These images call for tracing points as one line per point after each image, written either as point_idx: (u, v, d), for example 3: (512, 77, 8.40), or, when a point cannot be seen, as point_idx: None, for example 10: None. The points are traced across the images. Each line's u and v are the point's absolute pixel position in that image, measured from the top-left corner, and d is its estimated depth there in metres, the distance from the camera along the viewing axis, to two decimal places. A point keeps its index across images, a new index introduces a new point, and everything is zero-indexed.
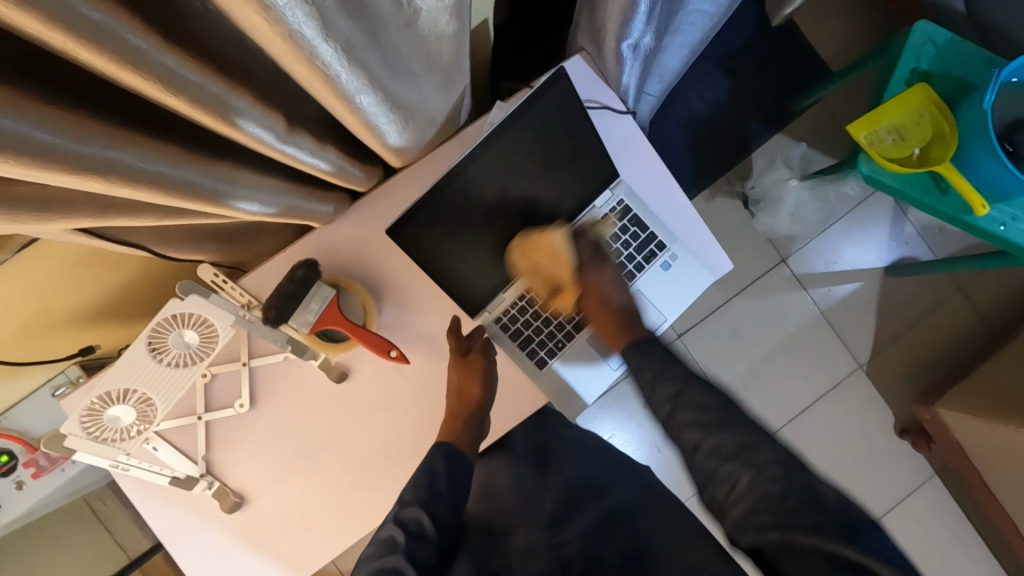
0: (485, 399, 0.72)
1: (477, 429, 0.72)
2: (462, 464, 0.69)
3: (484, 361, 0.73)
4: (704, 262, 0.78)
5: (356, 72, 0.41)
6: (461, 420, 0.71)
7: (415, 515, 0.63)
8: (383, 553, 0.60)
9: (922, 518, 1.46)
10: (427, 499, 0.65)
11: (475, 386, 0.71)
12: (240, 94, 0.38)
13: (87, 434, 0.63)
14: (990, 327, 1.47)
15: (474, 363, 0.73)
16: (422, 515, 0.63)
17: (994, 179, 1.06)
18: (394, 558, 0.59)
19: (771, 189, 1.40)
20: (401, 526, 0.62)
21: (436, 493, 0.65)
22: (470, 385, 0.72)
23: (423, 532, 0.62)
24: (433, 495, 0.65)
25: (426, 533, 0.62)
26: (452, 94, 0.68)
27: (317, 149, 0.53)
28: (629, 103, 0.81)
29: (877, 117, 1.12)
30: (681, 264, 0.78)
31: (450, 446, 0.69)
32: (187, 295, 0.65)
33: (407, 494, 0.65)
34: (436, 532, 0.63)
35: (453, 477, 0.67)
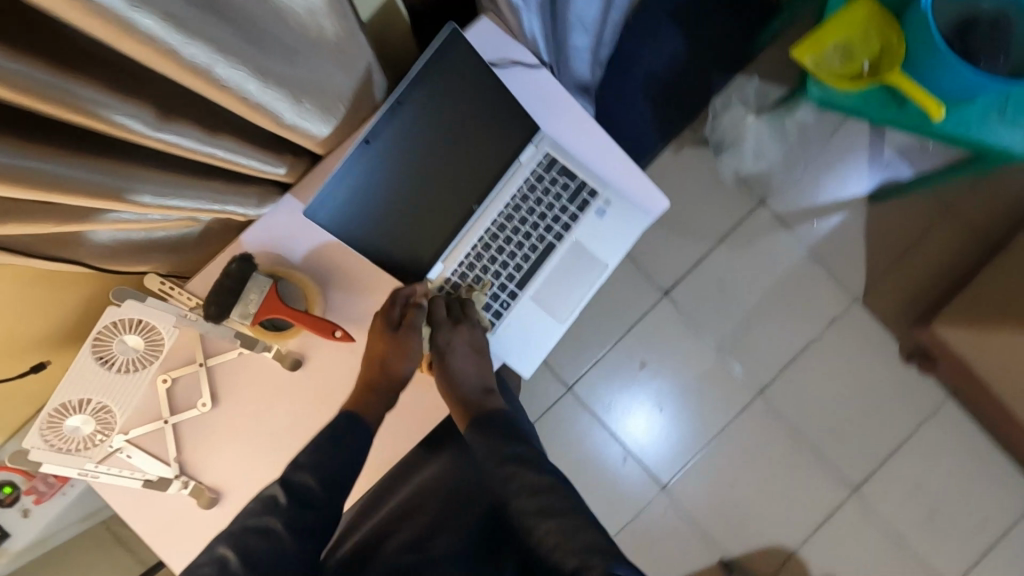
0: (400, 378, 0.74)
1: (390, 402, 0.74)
2: (365, 433, 0.70)
3: (416, 337, 0.74)
4: (639, 204, 0.77)
5: (200, 43, 0.42)
6: (374, 391, 0.73)
7: (304, 480, 0.67)
8: (262, 510, 0.66)
9: (939, 444, 1.43)
10: (321, 466, 0.68)
11: (399, 360, 0.74)
12: (82, 81, 0.39)
13: (49, 446, 0.65)
14: (987, 241, 1.43)
15: (404, 337, 0.74)
16: (309, 480, 0.68)
17: (948, 81, 1.02)
18: (269, 518, 0.65)
19: (729, 131, 1.42)
20: (286, 489, 0.67)
21: (331, 464, 0.69)
22: (396, 361, 0.74)
23: (310, 497, 0.67)
24: (327, 466, 0.68)
25: (312, 498, 0.67)
26: (355, 70, 0.69)
27: (206, 136, 0.54)
28: (545, 56, 0.81)
29: (822, 38, 1.10)
30: (616, 210, 0.78)
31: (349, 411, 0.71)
32: (124, 301, 0.68)
33: (303, 458, 0.69)
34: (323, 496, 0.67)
35: (349, 448, 0.69)
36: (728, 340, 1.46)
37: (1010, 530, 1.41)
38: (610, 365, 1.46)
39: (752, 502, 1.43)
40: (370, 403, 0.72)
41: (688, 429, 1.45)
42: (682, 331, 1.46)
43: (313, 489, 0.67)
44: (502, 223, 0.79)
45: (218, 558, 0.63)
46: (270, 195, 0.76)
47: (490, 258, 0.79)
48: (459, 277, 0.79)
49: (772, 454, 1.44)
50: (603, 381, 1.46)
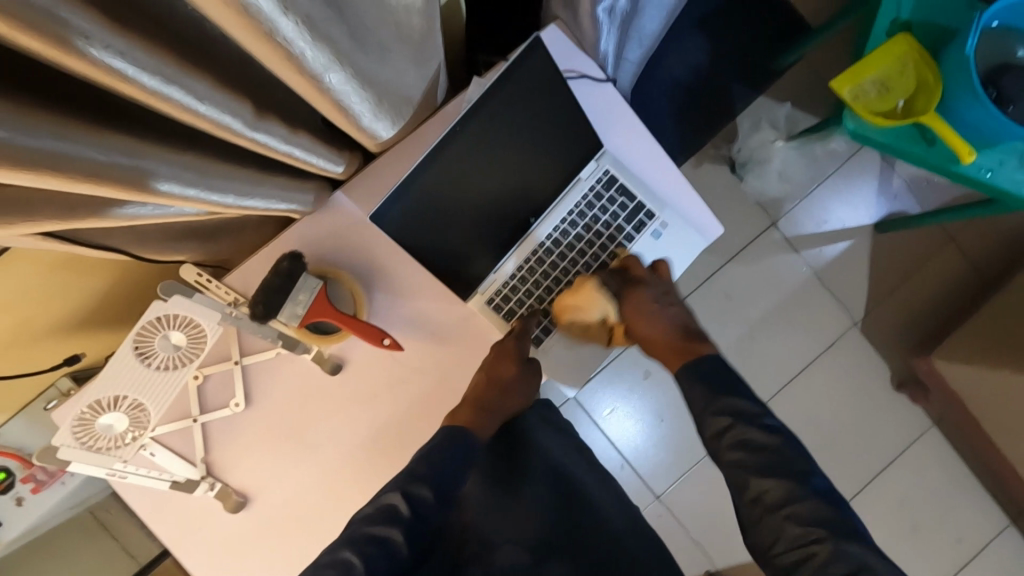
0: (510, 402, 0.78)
1: (487, 417, 0.76)
2: (472, 445, 0.73)
3: (523, 344, 0.75)
4: (703, 226, 0.77)
5: (323, 48, 0.40)
6: (487, 411, 0.75)
7: (422, 493, 0.68)
8: (382, 519, 0.66)
9: (921, 469, 1.47)
10: (434, 479, 0.69)
11: (508, 366, 0.74)
12: (200, 79, 0.36)
13: (79, 444, 0.62)
14: (984, 276, 1.47)
15: (509, 346, 0.74)
16: (426, 492, 0.69)
17: (981, 123, 1.04)
18: (390, 529, 0.66)
19: (757, 150, 1.43)
20: (405, 498, 0.68)
21: (444, 477, 0.70)
22: (501, 367, 0.74)
23: (425, 510, 0.69)
24: (440, 479, 0.69)
25: (423, 512, 0.68)
26: (427, 70, 0.66)
27: (289, 134, 0.51)
28: (609, 69, 0.79)
29: (862, 70, 1.10)
30: (678, 230, 0.77)
31: (470, 433, 0.72)
32: (171, 296, 0.65)
33: (421, 469, 0.69)
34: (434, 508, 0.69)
35: (456, 457, 0.71)
36: (732, 357, 1.47)
37: (981, 554, 1.46)
38: (615, 373, 1.46)
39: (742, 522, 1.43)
40: (480, 424, 0.75)
41: (685, 442, 1.45)
42: (688, 344, 1.47)
43: (427, 498, 0.69)
44: (556, 238, 0.76)
45: (343, 560, 0.63)
46: (322, 191, 0.72)
47: (541, 274, 0.77)
48: (509, 290, 0.76)
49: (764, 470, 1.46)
50: (605, 389, 1.45)
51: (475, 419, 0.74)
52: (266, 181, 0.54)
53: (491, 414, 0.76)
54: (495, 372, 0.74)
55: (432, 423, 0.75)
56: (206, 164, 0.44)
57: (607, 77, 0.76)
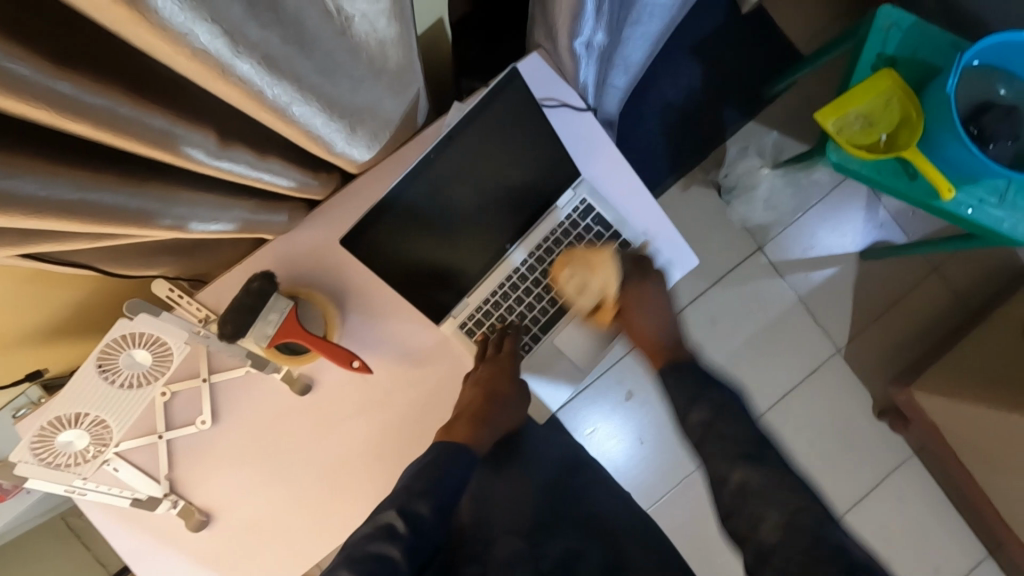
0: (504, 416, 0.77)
1: (481, 432, 0.75)
2: (469, 458, 0.72)
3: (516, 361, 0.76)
4: (665, 285, 0.81)
5: (285, 84, 0.40)
6: (481, 423, 0.75)
7: (419, 509, 0.66)
8: (379, 537, 0.63)
9: (900, 498, 1.47)
10: (435, 495, 0.67)
11: (505, 381, 0.75)
12: (157, 113, 0.36)
13: (38, 460, 0.61)
14: (966, 307, 1.48)
15: (504, 361, 0.76)
16: (424, 508, 0.66)
17: (960, 162, 1.04)
18: (388, 547, 0.62)
19: (744, 176, 1.41)
20: (403, 517, 0.65)
21: (443, 493, 0.68)
22: (499, 382, 0.75)
23: (423, 527, 0.66)
24: (440, 495, 0.68)
25: (423, 528, 0.66)
26: (406, 96, 0.66)
27: (258, 161, 0.51)
28: (591, 99, 0.80)
29: (845, 103, 1.11)
30: (649, 283, 0.78)
31: (467, 447, 0.72)
32: (136, 315, 0.63)
33: (417, 486, 0.67)
34: (433, 524, 0.67)
35: (455, 475, 0.70)
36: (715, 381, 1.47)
37: None
38: (598, 393, 1.46)
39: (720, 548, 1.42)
40: (476, 438, 0.74)
41: (665, 464, 1.44)
42: (671, 366, 1.47)
43: (425, 514, 0.66)
44: (531, 265, 0.76)
45: None
46: (298, 212, 0.73)
47: (516, 300, 0.77)
48: (483, 314, 0.76)
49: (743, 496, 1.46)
50: (587, 409, 1.45)
51: (471, 433, 0.73)
52: (233, 205, 0.54)
53: (485, 427, 0.75)
54: (489, 383, 0.74)
55: (399, 447, 0.75)
56: (166, 191, 0.44)
57: (587, 106, 0.76)
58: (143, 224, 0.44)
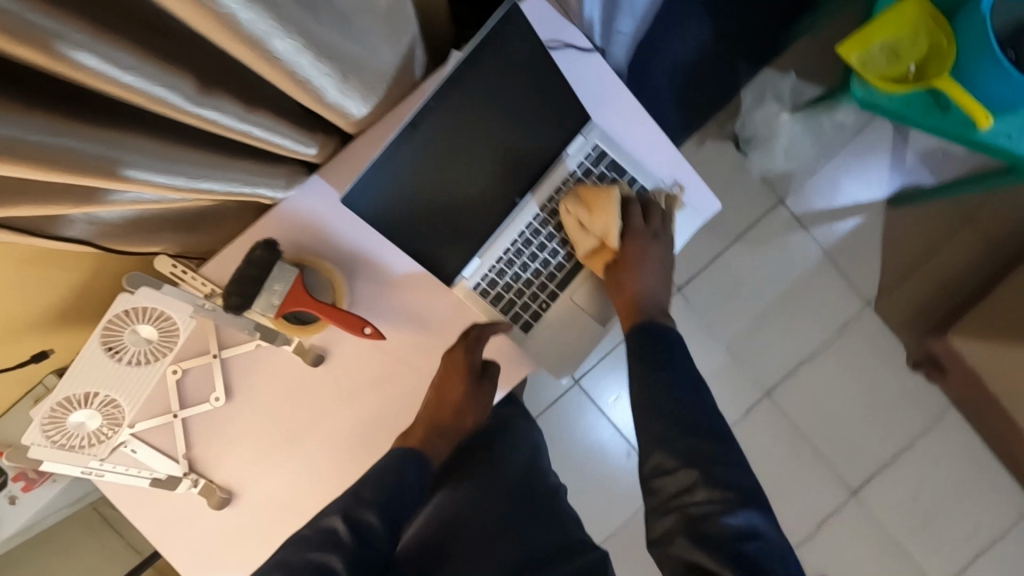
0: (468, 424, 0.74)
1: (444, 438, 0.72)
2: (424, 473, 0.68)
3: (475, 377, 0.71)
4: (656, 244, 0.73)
5: (259, 9, 0.36)
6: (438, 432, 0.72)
7: (367, 518, 0.63)
8: (319, 544, 0.61)
9: (940, 451, 1.42)
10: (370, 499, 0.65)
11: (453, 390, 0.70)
12: (122, 45, 0.33)
13: (50, 443, 0.60)
14: (1004, 251, 1.41)
15: (456, 374, 0.70)
16: (373, 518, 0.63)
17: (999, 89, 0.97)
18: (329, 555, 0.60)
19: (762, 126, 1.34)
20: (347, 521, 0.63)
21: (397, 503, 0.65)
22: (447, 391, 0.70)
23: (369, 536, 0.63)
24: (392, 504, 0.65)
25: (371, 537, 0.63)
26: (400, 45, 0.63)
27: (245, 112, 0.48)
28: (598, 40, 0.75)
29: (870, 35, 1.05)
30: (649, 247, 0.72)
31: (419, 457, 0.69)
32: (138, 288, 0.62)
33: (366, 493, 0.64)
34: (382, 534, 0.64)
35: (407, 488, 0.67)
36: (741, 341, 1.43)
37: (1004, 536, 1.41)
38: None
39: (750, 507, 1.41)
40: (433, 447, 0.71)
41: (692, 429, 1.42)
42: (694, 328, 1.43)
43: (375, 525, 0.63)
44: (544, 220, 0.73)
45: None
46: (297, 176, 0.70)
47: (529, 257, 0.73)
48: (496, 275, 0.73)
49: (777, 456, 1.42)
50: None
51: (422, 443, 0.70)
52: (224, 163, 0.51)
53: (439, 439, 0.72)
54: (445, 394, 0.71)
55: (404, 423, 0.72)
56: (143, 143, 0.41)
57: (594, 46, 0.71)
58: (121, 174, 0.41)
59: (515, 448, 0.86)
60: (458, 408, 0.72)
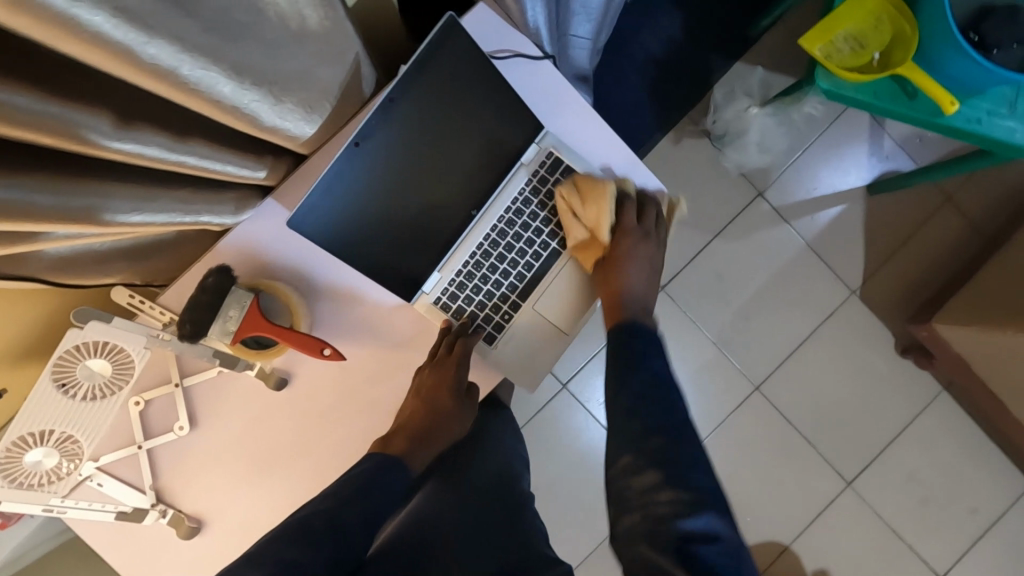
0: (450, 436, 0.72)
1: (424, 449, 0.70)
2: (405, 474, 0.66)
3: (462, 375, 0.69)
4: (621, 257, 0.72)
5: (164, 42, 0.36)
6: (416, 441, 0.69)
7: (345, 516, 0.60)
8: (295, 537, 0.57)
9: (933, 437, 1.41)
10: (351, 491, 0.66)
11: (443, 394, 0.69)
12: (19, 89, 0.33)
13: (7, 482, 0.59)
14: (985, 232, 1.40)
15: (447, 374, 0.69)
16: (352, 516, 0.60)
17: (963, 73, 0.96)
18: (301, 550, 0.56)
19: (733, 122, 1.33)
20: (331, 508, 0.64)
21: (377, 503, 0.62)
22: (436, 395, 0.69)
23: (348, 534, 0.59)
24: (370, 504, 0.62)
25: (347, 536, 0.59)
26: (341, 64, 0.62)
27: (175, 143, 0.48)
28: (548, 47, 0.75)
29: (831, 26, 1.04)
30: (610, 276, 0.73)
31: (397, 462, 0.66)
32: (86, 322, 0.60)
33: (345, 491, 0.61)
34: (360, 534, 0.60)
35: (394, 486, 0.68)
36: (726, 337, 1.42)
37: (1002, 519, 1.40)
38: None
39: (743, 503, 1.40)
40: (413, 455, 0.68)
41: None
42: (678, 326, 1.42)
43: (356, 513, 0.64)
44: (503, 230, 0.73)
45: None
46: (250, 200, 0.70)
47: (490, 267, 0.73)
48: (456, 288, 0.73)
49: (769, 451, 1.41)
50: None
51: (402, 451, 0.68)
52: (159, 194, 0.51)
53: (422, 450, 0.69)
54: (428, 402, 0.69)
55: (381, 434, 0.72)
56: None
57: (543, 53, 0.71)
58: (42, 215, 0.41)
59: (490, 457, 0.86)
60: (442, 417, 0.70)
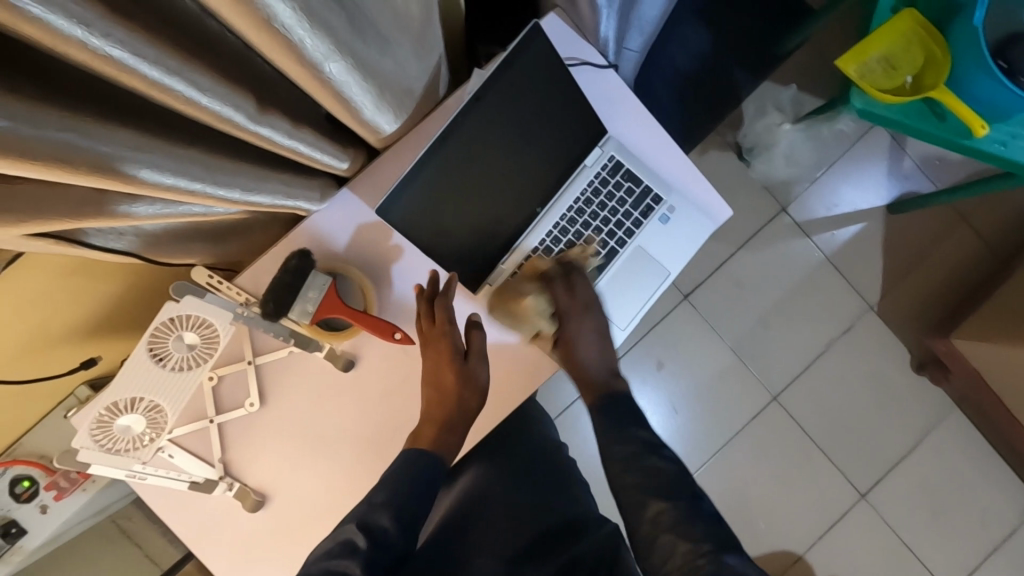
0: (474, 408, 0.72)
1: (458, 433, 0.72)
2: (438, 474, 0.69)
3: (484, 367, 0.72)
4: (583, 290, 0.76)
5: (321, 36, 0.40)
6: (445, 427, 0.71)
7: (382, 521, 0.65)
8: (340, 552, 0.63)
9: (946, 452, 1.44)
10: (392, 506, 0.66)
11: (448, 372, 0.71)
12: (202, 70, 0.37)
13: (99, 446, 0.65)
14: (1000, 253, 1.45)
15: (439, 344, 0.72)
16: (388, 520, 0.65)
17: (991, 97, 1.01)
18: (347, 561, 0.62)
19: (763, 135, 1.37)
20: (362, 531, 0.64)
21: (408, 500, 0.67)
22: (443, 373, 0.71)
23: (387, 541, 0.65)
24: (404, 504, 0.67)
25: (390, 540, 0.65)
26: (427, 63, 0.66)
27: (292, 129, 0.51)
28: (612, 56, 0.79)
29: (866, 47, 1.09)
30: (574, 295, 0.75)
31: (427, 453, 0.69)
32: (182, 297, 0.67)
33: (379, 498, 0.66)
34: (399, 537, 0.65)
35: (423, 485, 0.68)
36: (749, 344, 1.45)
37: (1011, 535, 1.43)
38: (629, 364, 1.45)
39: (760, 511, 1.43)
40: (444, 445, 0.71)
41: (699, 432, 1.44)
42: (702, 333, 1.45)
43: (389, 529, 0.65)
44: (564, 227, 0.77)
45: None
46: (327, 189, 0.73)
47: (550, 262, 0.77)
48: (518, 280, 0.76)
49: (787, 459, 1.44)
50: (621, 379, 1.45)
51: (435, 439, 0.70)
52: (268, 176, 0.55)
53: (456, 424, 0.71)
54: (438, 380, 0.71)
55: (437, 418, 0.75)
56: (208, 158, 0.45)
57: (609, 63, 0.75)
58: (186, 190, 0.44)
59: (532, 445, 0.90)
60: (456, 395, 0.71)
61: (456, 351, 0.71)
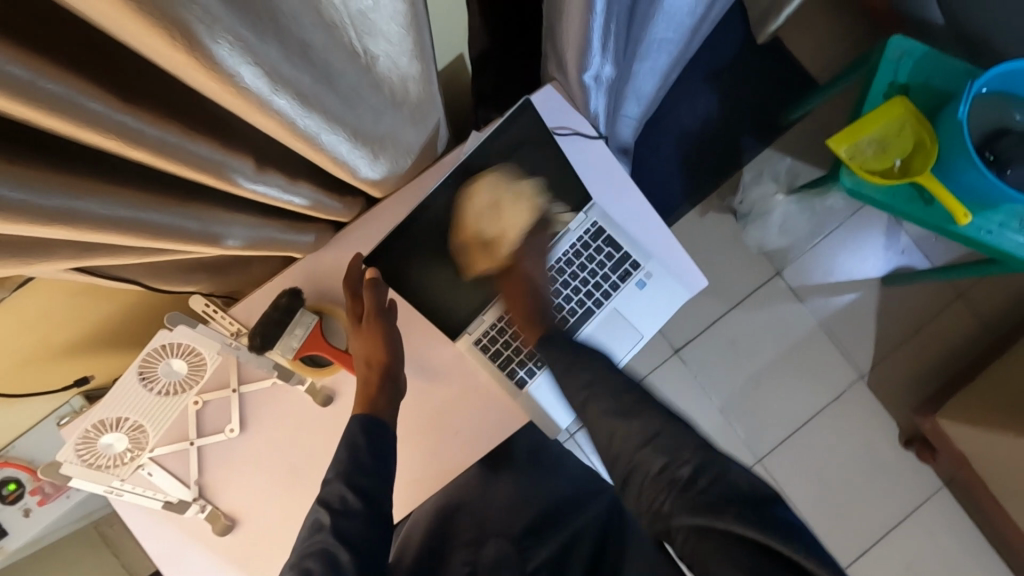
0: (392, 357, 0.74)
1: (393, 390, 0.73)
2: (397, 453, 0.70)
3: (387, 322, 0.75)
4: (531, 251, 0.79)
5: (315, 115, 0.45)
6: (376, 389, 0.72)
7: (339, 492, 0.65)
8: (310, 533, 0.62)
9: (931, 532, 1.42)
10: (350, 473, 0.66)
11: (360, 343, 0.74)
12: (204, 142, 0.41)
13: (81, 461, 0.68)
14: (993, 335, 1.45)
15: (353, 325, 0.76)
16: (346, 491, 0.65)
17: (976, 188, 1.04)
18: (322, 539, 0.61)
19: (759, 203, 1.42)
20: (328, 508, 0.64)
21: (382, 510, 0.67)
22: (359, 345, 0.75)
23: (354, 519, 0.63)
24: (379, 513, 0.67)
25: (351, 508, 0.64)
26: (426, 126, 0.71)
27: (289, 185, 0.56)
28: (603, 127, 0.83)
29: (857, 130, 1.12)
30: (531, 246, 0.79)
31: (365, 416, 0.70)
32: (176, 326, 0.72)
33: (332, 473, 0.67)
34: (364, 506, 0.64)
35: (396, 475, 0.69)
36: (735, 405, 1.46)
37: None
38: None
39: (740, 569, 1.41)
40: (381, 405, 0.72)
41: None
42: (690, 390, 1.47)
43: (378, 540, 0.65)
44: (545, 284, 0.81)
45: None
46: (325, 233, 0.78)
47: None
48: (496, 332, 0.79)
49: None
50: None
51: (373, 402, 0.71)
52: (262, 224, 0.59)
53: (385, 383, 0.73)
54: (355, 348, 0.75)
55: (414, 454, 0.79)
56: (205, 211, 0.49)
57: (598, 134, 0.80)
58: (186, 240, 0.49)
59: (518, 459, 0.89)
60: (375, 355, 0.74)
61: (381, 307, 0.75)
